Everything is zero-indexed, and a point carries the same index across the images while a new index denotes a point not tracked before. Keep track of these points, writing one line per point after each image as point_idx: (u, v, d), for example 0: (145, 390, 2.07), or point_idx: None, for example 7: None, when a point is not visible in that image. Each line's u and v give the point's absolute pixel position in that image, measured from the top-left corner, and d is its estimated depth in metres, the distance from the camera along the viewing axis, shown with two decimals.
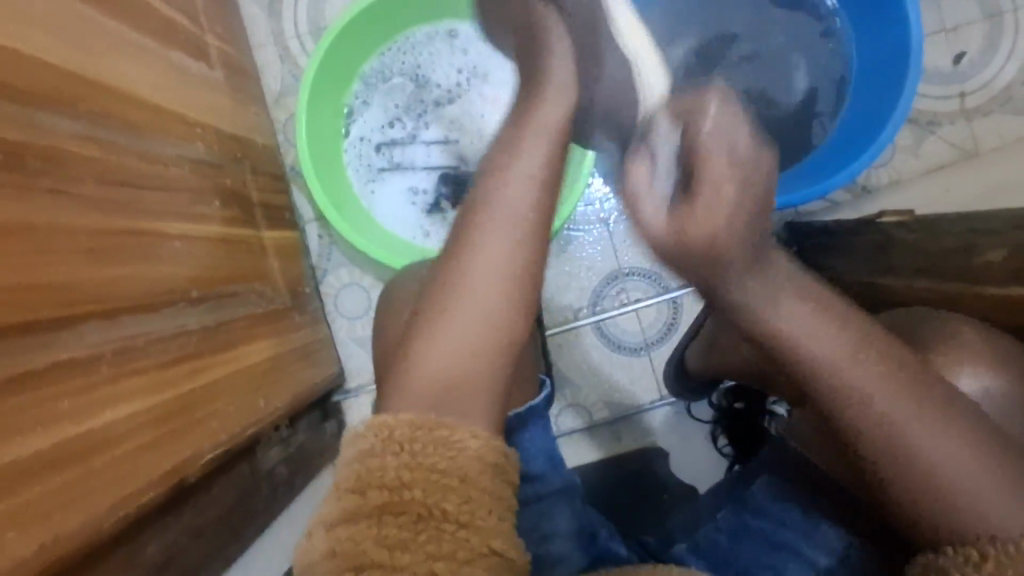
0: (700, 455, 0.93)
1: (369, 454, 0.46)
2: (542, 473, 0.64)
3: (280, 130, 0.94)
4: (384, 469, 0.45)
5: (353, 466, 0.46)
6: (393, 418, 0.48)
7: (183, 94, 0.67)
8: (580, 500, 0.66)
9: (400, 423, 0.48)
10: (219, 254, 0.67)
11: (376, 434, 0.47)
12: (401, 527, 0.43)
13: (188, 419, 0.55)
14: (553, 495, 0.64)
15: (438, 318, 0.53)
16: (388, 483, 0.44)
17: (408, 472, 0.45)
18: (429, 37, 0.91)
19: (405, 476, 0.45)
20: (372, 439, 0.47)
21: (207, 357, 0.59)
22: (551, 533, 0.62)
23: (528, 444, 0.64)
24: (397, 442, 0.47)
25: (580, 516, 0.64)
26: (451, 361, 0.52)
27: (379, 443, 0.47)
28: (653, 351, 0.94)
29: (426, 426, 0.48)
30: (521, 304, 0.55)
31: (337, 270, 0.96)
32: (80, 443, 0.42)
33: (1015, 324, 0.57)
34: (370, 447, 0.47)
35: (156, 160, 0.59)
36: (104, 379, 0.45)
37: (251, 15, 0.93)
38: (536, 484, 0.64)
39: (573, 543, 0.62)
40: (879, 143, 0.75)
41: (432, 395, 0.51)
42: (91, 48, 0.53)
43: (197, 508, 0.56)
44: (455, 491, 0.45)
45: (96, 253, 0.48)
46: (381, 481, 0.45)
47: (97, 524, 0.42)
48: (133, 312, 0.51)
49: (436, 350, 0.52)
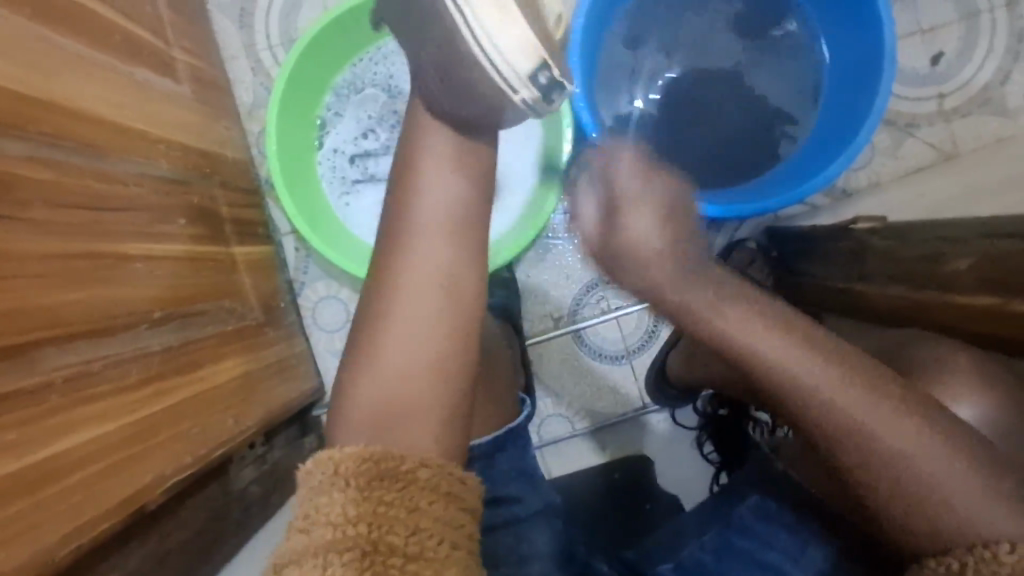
0: (686, 463, 0.92)
1: (318, 491, 0.47)
2: (520, 495, 0.65)
3: (253, 143, 0.94)
4: (331, 506, 0.45)
5: (304, 508, 0.46)
6: (337, 454, 0.49)
7: (146, 111, 0.66)
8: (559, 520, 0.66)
9: (347, 458, 0.48)
10: (184, 272, 0.66)
11: (323, 472, 0.48)
12: (349, 564, 0.42)
13: (149, 443, 0.54)
14: (532, 517, 0.64)
15: (365, 360, 0.55)
16: (336, 520, 0.44)
17: (355, 508, 0.45)
18: (402, 46, 0.90)
19: (352, 511, 0.45)
20: (319, 476, 0.48)
21: (172, 379, 0.59)
22: (529, 555, 0.61)
23: (492, 470, 0.65)
24: (343, 478, 0.47)
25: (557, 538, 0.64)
26: (382, 392, 0.53)
27: (325, 482, 0.47)
28: (634, 359, 0.93)
29: (372, 459, 0.48)
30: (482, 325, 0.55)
31: (314, 282, 0.95)
32: (27, 476, 0.41)
33: (973, 332, 0.57)
34: (317, 484, 0.47)
35: (117, 180, 0.58)
36: (56, 408, 0.44)
37: (222, 27, 0.92)
38: (516, 505, 0.64)
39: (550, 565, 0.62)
40: (852, 149, 0.74)
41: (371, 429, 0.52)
42: (46, 68, 0.52)
43: (163, 534, 0.55)
44: (402, 523, 0.45)
45: (47, 278, 0.46)
46: (327, 517, 0.45)
47: (47, 557, 0.41)
48: (91, 337, 0.50)
49: (369, 391, 0.54)
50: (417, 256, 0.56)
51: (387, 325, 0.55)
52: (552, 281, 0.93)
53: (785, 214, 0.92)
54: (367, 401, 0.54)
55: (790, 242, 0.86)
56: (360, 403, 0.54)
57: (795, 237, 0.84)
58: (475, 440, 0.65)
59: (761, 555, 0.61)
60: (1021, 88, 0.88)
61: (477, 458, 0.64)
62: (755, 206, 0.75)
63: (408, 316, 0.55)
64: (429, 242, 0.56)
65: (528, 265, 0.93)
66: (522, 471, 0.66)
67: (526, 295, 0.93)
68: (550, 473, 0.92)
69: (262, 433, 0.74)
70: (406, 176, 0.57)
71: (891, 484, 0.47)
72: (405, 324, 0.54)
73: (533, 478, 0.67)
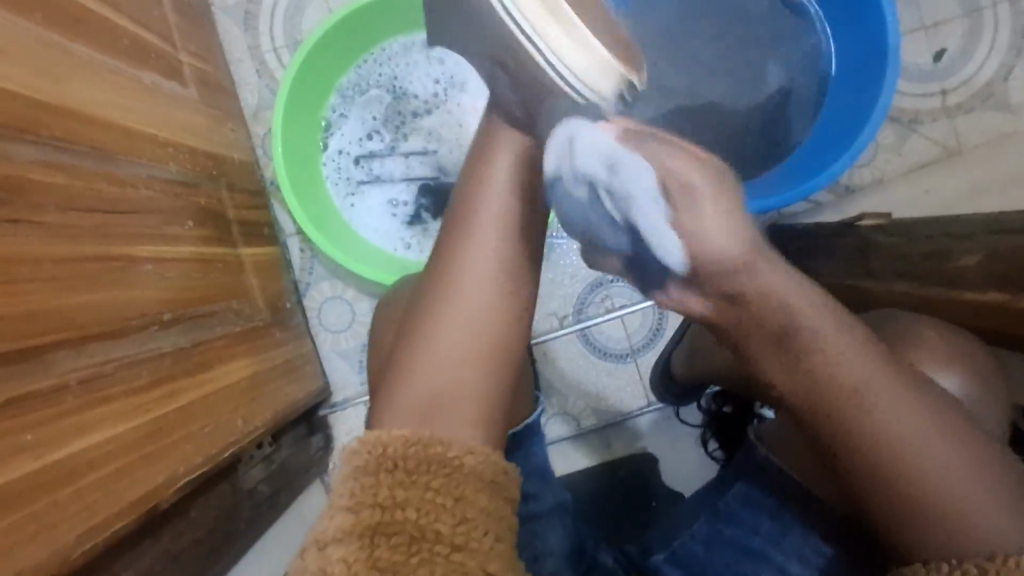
0: (690, 459, 0.92)
1: (363, 471, 0.46)
2: (537, 491, 0.64)
3: (258, 145, 0.94)
4: (378, 487, 0.45)
5: (347, 485, 0.46)
6: (387, 436, 0.48)
7: (154, 115, 0.67)
8: (569, 516, 0.67)
9: (393, 439, 0.48)
10: (193, 273, 0.66)
11: (370, 451, 0.47)
12: (395, 549, 0.42)
13: (162, 443, 0.54)
14: (547, 513, 0.64)
15: (416, 348, 0.55)
16: (383, 503, 0.44)
17: (403, 493, 0.44)
18: (406, 47, 0.90)
19: (399, 495, 0.44)
20: (366, 456, 0.47)
21: (182, 380, 0.59)
22: (543, 552, 0.61)
23: (522, 462, 0.64)
24: (391, 459, 0.47)
25: (568, 538, 0.64)
26: (433, 379, 0.53)
27: (373, 463, 0.47)
28: (639, 357, 0.93)
29: (420, 443, 0.48)
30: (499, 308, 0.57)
31: (320, 283, 0.96)
32: (43, 477, 0.41)
33: (977, 326, 0.59)
34: (363, 463, 0.47)
35: (127, 183, 0.58)
36: (71, 409, 0.45)
37: (226, 30, 0.93)
38: (531, 503, 0.63)
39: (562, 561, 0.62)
40: (856, 146, 0.74)
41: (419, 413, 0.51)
42: (56, 74, 0.52)
43: (175, 533, 0.55)
44: (449, 512, 0.44)
45: (60, 281, 0.47)
46: (374, 499, 0.44)
47: (63, 557, 0.42)
48: (102, 338, 0.50)
49: (419, 386, 0.53)
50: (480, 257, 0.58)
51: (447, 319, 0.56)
52: (557, 280, 0.93)
53: (789, 211, 0.92)
54: (416, 395, 0.52)
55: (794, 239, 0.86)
56: (410, 396, 0.53)
57: (800, 235, 0.85)
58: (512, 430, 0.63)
59: (769, 553, 0.60)
60: None
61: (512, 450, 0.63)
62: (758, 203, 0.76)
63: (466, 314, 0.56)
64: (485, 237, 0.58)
65: None
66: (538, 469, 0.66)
67: None
68: (555, 471, 0.92)
69: (271, 433, 0.74)
70: (473, 174, 0.60)
71: (888, 457, 0.48)
72: (466, 320, 0.55)
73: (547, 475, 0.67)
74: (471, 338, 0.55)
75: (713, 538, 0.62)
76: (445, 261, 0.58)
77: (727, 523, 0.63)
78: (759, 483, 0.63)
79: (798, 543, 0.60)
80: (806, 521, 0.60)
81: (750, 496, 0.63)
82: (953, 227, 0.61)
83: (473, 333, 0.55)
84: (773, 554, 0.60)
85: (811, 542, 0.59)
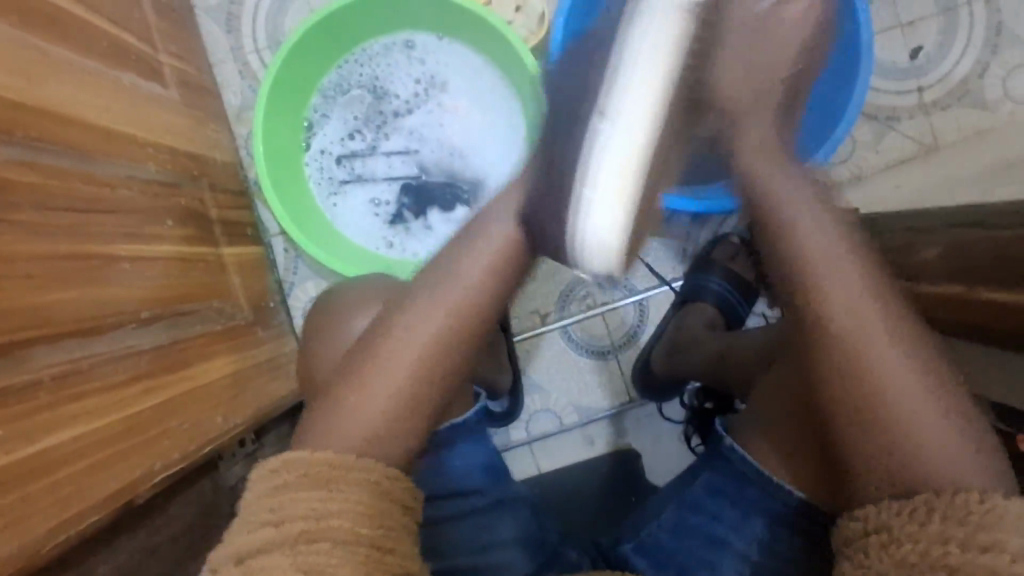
0: (671, 453, 0.93)
1: (283, 489, 0.47)
2: (479, 487, 0.67)
3: (241, 146, 0.95)
4: (298, 503, 0.46)
5: (266, 504, 0.46)
6: (312, 455, 0.49)
7: (134, 115, 0.67)
8: (523, 507, 0.67)
9: (317, 461, 0.49)
10: (173, 273, 0.67)
11: (292, 471, 0.48)
12: (318, 553, 0.43)
13: (139, 438, 0.55)
14: (494, 507, 0.65)
15: (356, 383, 0.57)
16: (304, 515, 0.45)
17: (323, 503, 0.46)
18: (387, 48, 0.91)
19: (321, 507, 0.45)
20: (285, 476, 0.48)
21: (162, 377, 0.60)
22: (491, 543, 0.63)
23: (456, 460, 0.67)
24: (311, 479, 0.48)
25: (523, 525, 0.65)
26: (372, 416, 0.56)
27: (294, 481, 0.47)
28: (621, 353, 0.94)
29: (340, 466, 0.49)
30: (443, 363, 0.58)
31: (304, 282, 0.96)
32: (13, 471, 0.42)
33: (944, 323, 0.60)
34: (282, 483, 0.48)
35: (105, 182, 0.59)
36: (43, 405, 0.46)
37: (209, 31, 0.94)
38: (472, 497, 0.66)
39: (517, 551, 0.63)
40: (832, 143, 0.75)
41: (353, 440, 0.55)
42: (32, 75, 0.53)
43: (152, 528, 0.56)
44: (371, 518, 0.46)
45: (35, 280, 0.47)
46: (295, 513, 0.45)
47: (34, 550, 0.42)
48: (78, 336, 0.51)
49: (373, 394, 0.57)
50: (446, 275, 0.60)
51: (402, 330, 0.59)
52: (539, 278, 0.94)
53: None
54: (366, 401, 0.56)
55: None
56: (361, 404, 0.56)
57: None
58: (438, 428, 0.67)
59: (730, 539, 0.62)
60: (999, 81, 0.89)
61: (439, 446, 0.67)
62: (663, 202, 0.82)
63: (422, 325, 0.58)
64: (447, 295, 0.59)
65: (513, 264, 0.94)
66: (487, 466, 0.69)
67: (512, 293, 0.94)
68: (540, 468, 0.93)
69: (253, 430, 0.75)
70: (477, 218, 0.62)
71: None
72: (415, 333, 0.58)
73: (499, 471, 0.69)
74: (406, 382, 0.57)
75: (680, 526, 0.64)
76: (413, 298, 0.60)
77: (694, 511, 0.64)
78: (723, 470, 0.63)
79: (758, 530, 0.61)
80: (767, 506, 0.61)
81: (716, 485, 0.63)
82: (916, 221, 0.64)
83: (410, 378, 0.57)
84: (734, 540, 0.62)
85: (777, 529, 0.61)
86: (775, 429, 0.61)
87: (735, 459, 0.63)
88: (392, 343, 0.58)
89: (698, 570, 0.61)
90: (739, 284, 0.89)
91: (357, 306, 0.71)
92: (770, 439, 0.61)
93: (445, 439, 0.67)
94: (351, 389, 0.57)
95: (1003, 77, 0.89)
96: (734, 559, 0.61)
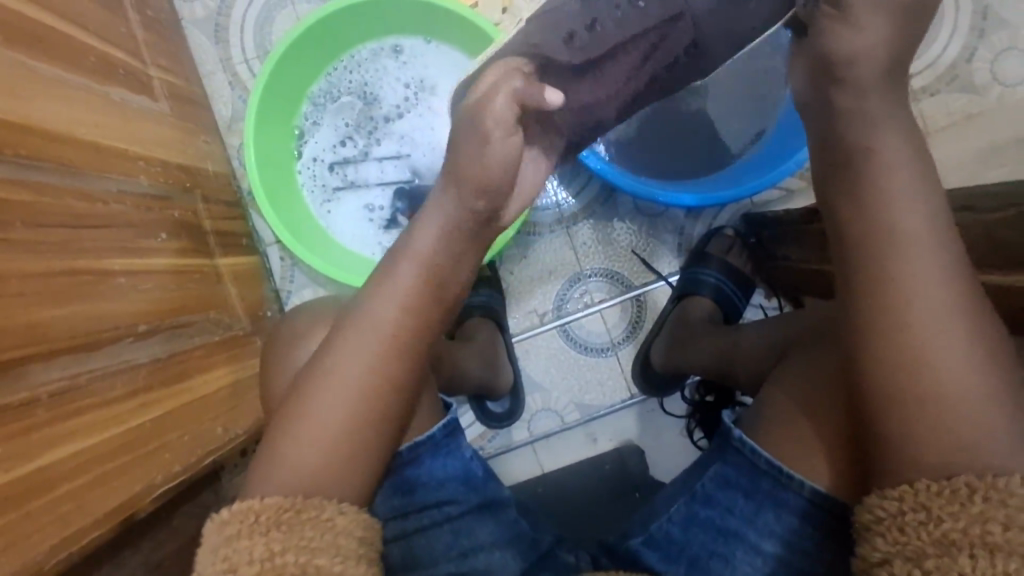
0: (676, 450, 0.93)
1: (236, 538, 0.45)
2: (452, 497, 0.62)
3: (234, 156, 0.95)
4: (252, 544, 0.44)
5: (220, 552, 0.44)
6: (259, 503, 0.47)
7: (124, 130, 0.67)
8: (503, 508, 0.65)
9: (267, 507, 0.46)
10: (168, 285, 0.67)
11: (243, 519, 0.46)
12: None
13: (141, 452, 0.55)
14: (472, 512, 0.62)
15: (301, 415, 0.52)
16: (260, 556, 0.43)
17: (280, 542, 0.44)
18: (375, 53, 0.91)
19: (276, 546, 0.44)
20: (237, 524, 0.45)
21: (160, 390, 0.60)
22: (472, 549, 0.61)
23: (424, 476, 0.62)
24: (262, 526, 0.45)
25: (506, 525, 0.63)
26: (325, 449, 0.51)
27: (244, 528, 0.45)
28: (620, 351, 0.94)
29: (293, 509, 0.47)
30: (402, 385, 0.54)
31: (301, 290, 0.96)
32: (16, 489, 0.42)
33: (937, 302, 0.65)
34: (235, 532, 0.45)
35: (98, 198, 0.59)
36: (42, 422, 0.46)
37: (198, 43, 0.94)
38: (448, 506, 0.62)
39: (508, 553, 0.61)
40: (796, 159, 0.77)
41: (299, 481, 0.50)
42: (21, 93, 0.52)
43: (156, 542, 0.57)
44: (325, 551, 0.44)
45: (28, 297, 0.47)
46: (251, 556, 0.43)
47: (37, 567, 0.42)
48: (77, 352, 0.51)
49: (328, 404, 0.52)
50: (393, 276, 0.55)
51: (358, 328, 0.54)
52: (536, 277, 0.94)
53: (761, 200, 0.94)
54: (309, 438, 0.51)
55: (768, 227, 0.88)
56: (314, 424, 0.51)
57: (772, 223, 0.87)
58: (404, 446, 0.61)
59: (744, 532, 0.57)
60: (987, 64, 0.89)
61: (405, 464, 0.61)
62: (665, 198, 0.80)
63: (374, 324, 0.54)
64: (383, 326, 0.53)
65: (510, 263, 0.95)
66: (470, 475, 0.64)
67: (510, 293, 0.94)
68: (543, 467, 0.93)
69: (255, 441, 0.75)
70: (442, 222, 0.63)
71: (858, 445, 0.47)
72: (371, 362, 0.53)
73: (485, 476, 0.65)
74: (362, 409, 0.52)
75: (692, 521, 0.59)
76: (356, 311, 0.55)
77: (705, 505, 0.59)
78: (736, 463, 0.57)
79: (771, 521, 0.56)
80: (777, 499, 0.55)
81: (728, 478, 0.58)
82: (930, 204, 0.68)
83: (362, 407, 0.52)
84: (747, 533, 0.56)
85: (787, 521, 0.55)
86: (810, 415, 0.54)
87: (746, 452, 0.57)
88: (339, 365, 0.53)
89: (713, 564, 0.57)
90: (735, 273, 0.89)
91: (330, 312, 0.68)
92: (793, 426, 0.55)
93: (413, 456, 0.62)
94: (296, 418, 0.52)
95: (990, 60, 0.89)
96: (738, 552, 0.56)
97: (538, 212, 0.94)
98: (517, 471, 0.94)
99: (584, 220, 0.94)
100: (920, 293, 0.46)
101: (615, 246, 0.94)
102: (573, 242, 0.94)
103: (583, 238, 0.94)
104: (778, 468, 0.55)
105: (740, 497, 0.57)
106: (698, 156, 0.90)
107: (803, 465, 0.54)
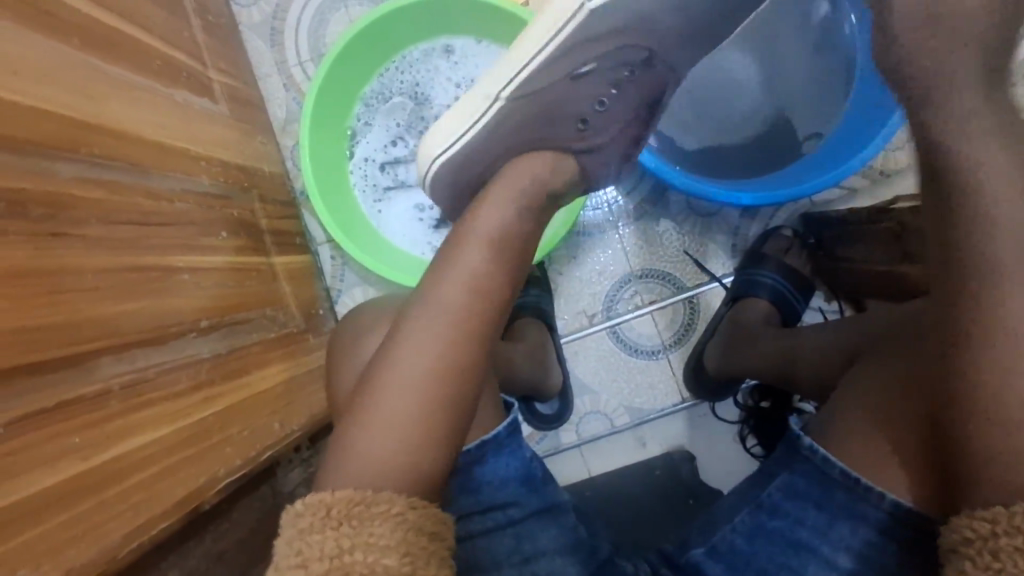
0: (728, 457, 0.91)
1: (309, 531, 0.45)
2: (515, 498, 0.62)
3: (288, 157, 0.97)
4: (323, 541, 0.44)
5: (294, 544, 0.45)
6: (330, 496, 0.47)
7: (188, 130, 0.69)
8: (566, 513, 0.64)
9: (338, 499, 0.46)
10: (227, 282, 0.68)
11: (316, 513, 0.46)
12: None
13: (205, 444, 0.56)
14: (529, 518, 0.61)
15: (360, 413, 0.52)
16: (330, 553, 0.43)
17: (348, 538, 0.44)
18: (426, 54, 0.91)
19: (345, 543, 0.43)
20: (311, 517, 0.46)
21: (222, 385, 0.61)
22: (534, 554, 0.60)
23: (487, 475, 0.61)
24: (335, 519, 0.45)
25: (566, 531, 0.62)
26: (385, 447, 0.51)
27: (317, 521, 0.45)
28: (671, 353, 0.92)
29: (363, 502, 0.46)
30: (463, 384, 0.53)
31: (351, 290, 0.97)
32: (89, 478, 0.43)
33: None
34: (309, 525, 0.45)
35: (164, 197, 0.61)
36: (114, 413, 0.47)
37: (254, 46, 0.96)
38: (509, 509, 0.61)
39: (567, 559, 0.60)
40: (860, 158, 0.75)
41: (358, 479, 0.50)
42: (93, 94, 0.54)
43: (217, 534, 0.58)
44: (393, 550, 0.44)
45: (102, 290, 0.49)
46: (321, 552, 0.43)
47: (113, 554, 0.43)
48: (146, 344, 0.52)
49: (385, 405, 0.52)
50: (453, 275, 0.55)
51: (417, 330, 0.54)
52: (585, 278, 0.93)
53: (822, 199, 0.91)
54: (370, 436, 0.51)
55: (829, 226, 0.86)
56: (371, 424, 0.51)
57: (833, 222, 0.84)
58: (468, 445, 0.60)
59: (816, 544, 0.54)
60: None
61: (467, 466, 0.60)
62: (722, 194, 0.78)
63: (429, 325, 0.54)
64: (441, 329, 0.53)
65: (559, 264, 0.93)
66: (531, 476, 0.63)
67: (558, 294, 0.93)
68: (592, 471, 0.92)
69: (309, 438, 0.76)
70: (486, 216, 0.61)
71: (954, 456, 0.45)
72: (432, 360, 0.53)
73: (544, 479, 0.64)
74: (424, 407, 0.52)
75: (757, 531, 0.57)
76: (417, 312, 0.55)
77: (772, 516, 0.56)
78: (806, 472, 0.55)
79: (846, 535, 0.53)
80: (852, 510, 0.53)
81: (797, 488, 0.55)
82: None
83: (424, 404, 0.52)
84: (820, 545, 0.54)
85: (862, 534, 0.53)
86: (887, 423, 0.52)
87: (817, 459, 0.54)
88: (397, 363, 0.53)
89: None
90: (794, 275, 0.86)
91: (386, 312, 0.68)
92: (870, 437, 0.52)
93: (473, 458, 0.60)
94: (357, 419, 0.52)
95: None
96: (809, 564, 0.54)
97: (586, 214, 0.93)
98: (567, 475, 0.92)
99: (634, 219, 0.92)
100: (1011, 292, 0.43)
101: (666, 247, 0.92)
102: (621, 242, 0.92)
103: (632, 238, 0.92)
104: (854, 479, 0.52)
105: (812, 508, 0.55)
106: (744, 163, 0.87)
107: (879, 472, 0.51)
